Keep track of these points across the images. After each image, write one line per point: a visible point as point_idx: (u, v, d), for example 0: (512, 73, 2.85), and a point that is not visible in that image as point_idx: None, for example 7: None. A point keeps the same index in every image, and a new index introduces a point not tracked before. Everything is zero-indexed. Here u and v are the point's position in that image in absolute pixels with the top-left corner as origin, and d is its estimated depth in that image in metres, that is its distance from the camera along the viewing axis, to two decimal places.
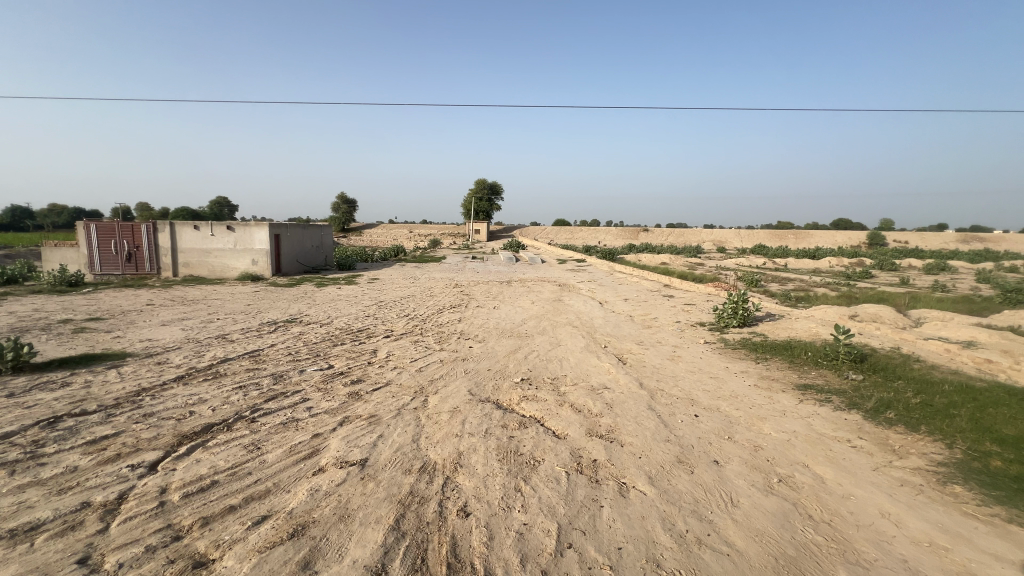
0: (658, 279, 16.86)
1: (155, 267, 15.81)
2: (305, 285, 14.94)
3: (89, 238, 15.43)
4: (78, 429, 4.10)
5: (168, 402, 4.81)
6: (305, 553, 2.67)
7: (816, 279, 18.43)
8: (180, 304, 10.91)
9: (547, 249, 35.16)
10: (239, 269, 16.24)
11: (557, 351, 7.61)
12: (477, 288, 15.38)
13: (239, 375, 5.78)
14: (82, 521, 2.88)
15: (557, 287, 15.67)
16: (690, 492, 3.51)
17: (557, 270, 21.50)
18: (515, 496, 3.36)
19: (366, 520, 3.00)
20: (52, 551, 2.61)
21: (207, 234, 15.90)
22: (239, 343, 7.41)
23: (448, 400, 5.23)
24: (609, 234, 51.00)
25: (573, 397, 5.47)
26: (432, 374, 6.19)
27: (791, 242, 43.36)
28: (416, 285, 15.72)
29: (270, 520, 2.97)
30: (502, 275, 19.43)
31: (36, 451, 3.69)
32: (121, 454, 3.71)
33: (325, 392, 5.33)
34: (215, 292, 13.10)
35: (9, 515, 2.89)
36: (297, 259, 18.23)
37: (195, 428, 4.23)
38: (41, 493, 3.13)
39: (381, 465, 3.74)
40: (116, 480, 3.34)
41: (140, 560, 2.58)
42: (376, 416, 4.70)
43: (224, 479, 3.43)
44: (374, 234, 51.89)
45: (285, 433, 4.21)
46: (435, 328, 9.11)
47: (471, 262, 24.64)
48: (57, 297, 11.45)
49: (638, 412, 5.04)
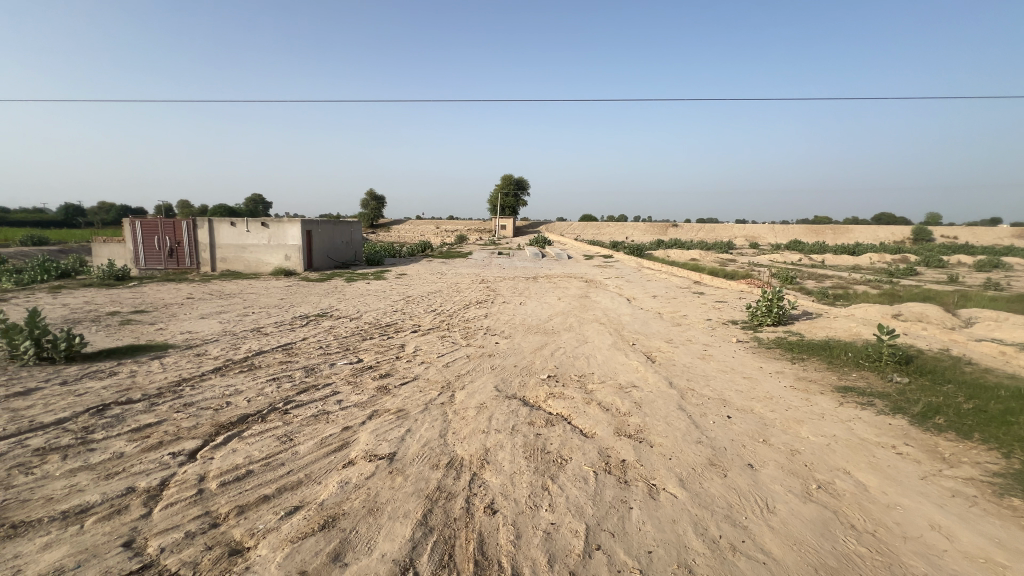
0: (688, 276, 16.47)
1: (194, 262, 16.45)
2: (335, 280, 15.25)
3: (134, 234, 16.15)
4: (124, 417, 4.29)
5: (206, 392, 4.98)
6: (336, 545, 2.72)
7: (858, 276, 17.57)
8: (217, 298, 11.31)
9: (572, 245, 34.76)
10: (272, 265, 16.73)
11: (584, 348, 7.52)
12: (503, 284, 15.39)
13: (273, 367, 5.94)
14: (127, 506, 3.00)
15: (584, 284, 15.51)
16: (723, 496, 3.41)
17: (585, 267, 20.93)
18: (542, 495, 3.33)
19: (395, 513, 3.03)
20: (100, 533, 2.73)
21: (242, 231, 16.45)
22: (273, 336, 7.62)
23: (475, 395, 5.24)
24: (637, 230, 50.20)
25: (601, 395, 5.39)
26: (458, 369, 6.21)
27: (830, 238, 41.63)
28: (443, 280, 15.85)
29: (302, 511, 3.03)
30: (528, 271, 19.26)
31: (85, 437, 3.87)
32: (163, 442, 3.86)
33: (354, 385, 5.43)
34: (250, 286, 13.52)
35: (62, 498, 3.05)
36: (328, 254, 18.66)
37: (231, 419, 4.36)
38: (91, 478, 3.29)
39: (408, 459, 3.77)
40: (158, 467, 3.48)
41: (180, 545, 2.67)
42: (404, 410, 4.75)
43: (259, 469, 3.53)
44: (402, 230, 52.57)
45: (316, 426, 4.30)
46: (461, 323, 9.16)
47: (496, 259, 24.55)
48: (105, 291, 12.03)
49: (667, 412, 4.93)
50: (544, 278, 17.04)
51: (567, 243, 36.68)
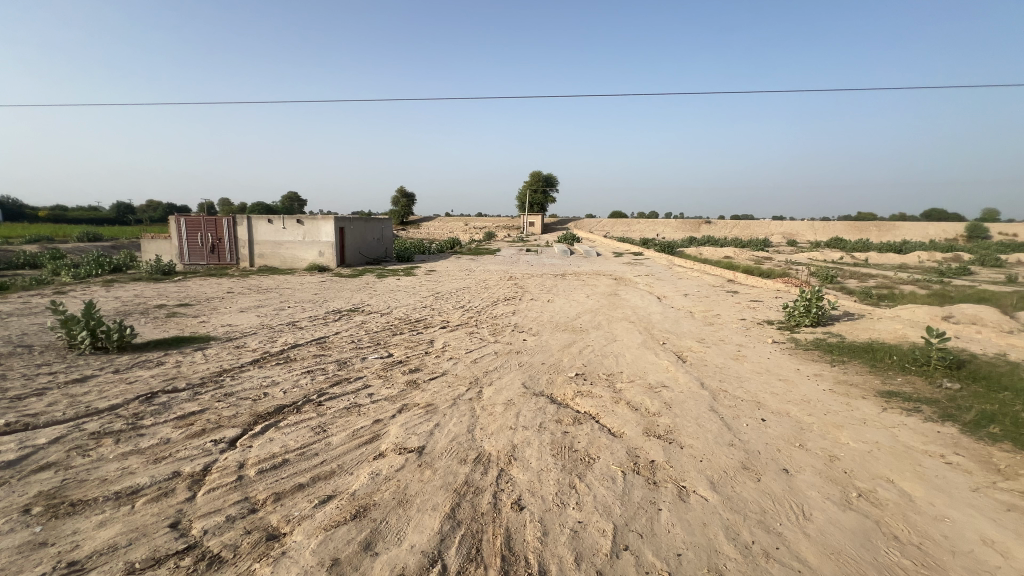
0: (721, 274, 16.03)
1: (234, 258, 17.16)
2: (367, 276, 15.57)
3: (179, 231, 16.93)
4: (171, 405, 4.52)
5: (246, 383, 5.19)
6: (367, 534, 2.79)
7: (905, 276, 16.67)
8: (255, 292, 11.74)
9: (601, 243, 34.32)
10: (307, 261, 17.25)
11: (613, 346, 7.44)
12: (531, 281, 15.38)
13: (307, 360, 6.14)
14: (173, 489, 3.17)
15: (613, 281, 15.32)
16: (757, 501, 3.32)
17: (614, 264, 20.69)
18: (570, 493, 3.32)
19: (424, 506, 3.09)
20: (150, 514, 2.89)
21: (279, 228, 17.05)
22: (307, 330, 7.87)
23: (503, 392, 5.27)
24: (668, 227, 49.23)
25: (630, 395, 5.33)
26: (486, 366, 6.26)
27: (874, 235, 39.71)
28: (472, 277, 15.96)
29: (335, 500, 3.12)
30: (556, 268, 19.20)
31: (136, 423, 4.10)
32: (206, 429, 4.04)
33: (385, 379, 5.55)
34: (286, 281, 13.97)
35: (115, 479, 3.24)
36: (360, 251, 19.10)
37: (269, 409, 4.54)
38: (141, 461, 3.48)
39: (437, 453, 3.83)
40: (201, 453, 3.65)
41: (221, 529, 2.80)
42: (433, 404, 4.82)
43: (294, 458, 3.65)
44: (432, 227, 53.24)
45: (348, 418, 4.42)
46: (489, 319, 9.21)
47: (524, 256, 24.54)
48: (153, 285, 12.68)
49: (698, 413, 4.83)
50: (573, 275, 16.93)
51: (595, 241, 36.34)
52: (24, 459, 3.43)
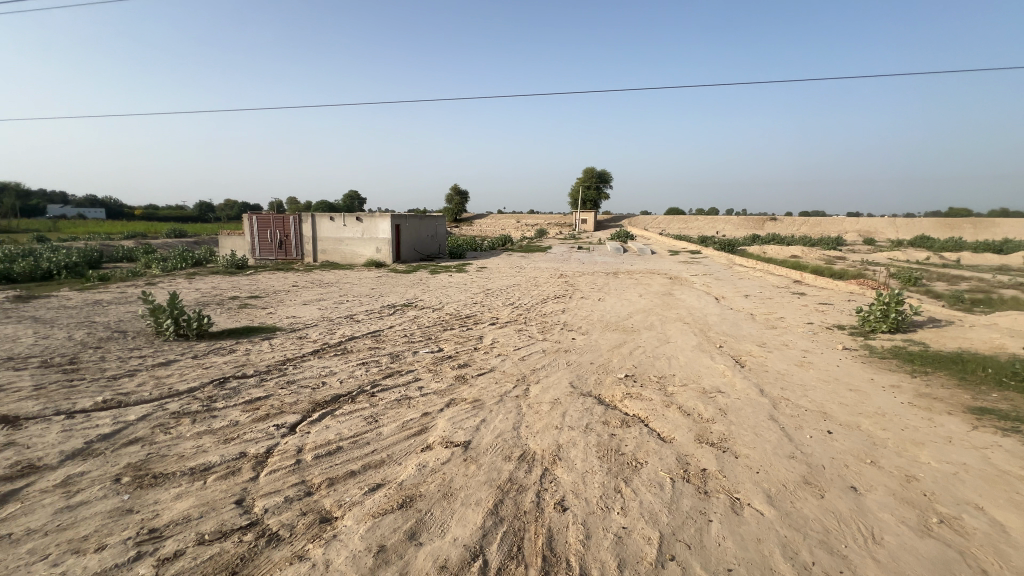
0: (787, 275, 15.05)
1: (300, 254, 18.27)
2: (420, 272, 16.03)
3: (252, 227, 18.18)
4: (240, 389, 4.88)
5: (306, 372, 5.51)
6: (412, 524, 2.87)
7: (1005, 279, 14.86)
8: (318, 286, 12.42)
9: (656, 241, 33.27)
10: (365, 256, 18.01)
11: (666, 348, 7.20)
12: (582, 278, 15.22)
13: (363, 352, 6.41)
14: (239, 468, 3.41)
15: (668, 280, 14.83)
16: (819, 520, 3.09)
17: (670, 263, 20.02)
18: (614, 498, 3.25)
19: (467, 500, 3.13)
20: (219, 490, 3.14)
21: (340, 225, 17.93)
22: (363, 323, 8.22)
23: (549, 391, 5.24)
24: (729, 225, 46.93)
25: (682, 399, 5.13)
26: (534, 363, 6.26)
27: (967, 233, 35.80)
28: (522, 274, 16.02)
29: (384, 488, 3.24)
30: (609, 267, 18.84)
31: (210, 405, 4.46)
32: (270, 414, 4.33)
33: (435, 373, 5.70)
34: (346, 276, 14.64)
35: (192, 455, 3.55)
36: (415, 248, 19.69)
37: (326, 397, 4.78)
38: (213, 441, 3.78)
39: (482, 449, 3.87)
40: (265, 436, 3.91)
41: (280, 508, 2.98)
42: (480, 400, 4.88)
43: (347, 445, 3.83)
44: (485, 225, 53.94)
45: (399, 409, 4.57)
46: (538, 317, 9.20)
47: (576, 254, 24.26)
48: (228, 278, 13.74)
49: (756, 422, 4.57)
50: (625, 274, 16.53)
51: (650, 239, 35.30)
52: (117, 432, 3.82)
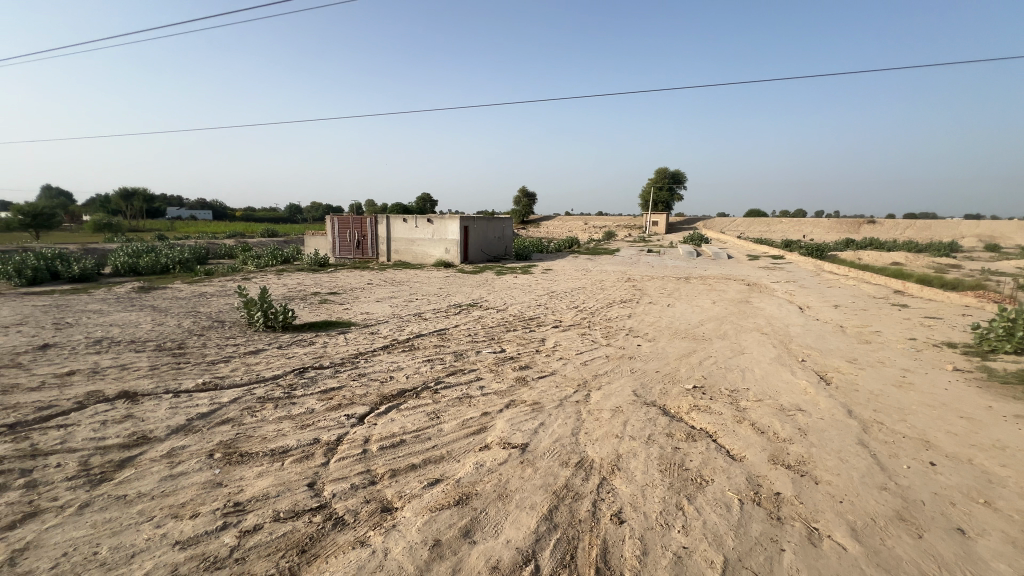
0: (887, 284, 13.54)
1: (375, 253, 19.35)
2: (487, 273, 16.33)
3: (333, 228, 19.56)
4: (317, 379, 5.25)
5: (376, 366, 5.81)
6: (467, 522, 2.92)
7: None
8: (390, 284, 13.08)
9: (733, 245, 31.31)
10: (434, 257, 18.67)
11: (740, 359, 6.76)
12: (651, 283, 14.69)
13: (428, 350, 6.64)
14: (313, 453, 3.67)
15: (745, 287, 13.92)
16: (914, 562, 2.74)
17: (748, 269, 18.79)
18: (675, 515, 3.09)
19: (522, 503, 3.14)
20: (294, 472, 3.40)
21: (412, 226, 18.76)
22: (430, 321, 8.52)
23: (611, 397, 5.12)
24: (819, 228, 43.14)
25: (755, 415, 4.79)
26: (596, 369, 6.14)
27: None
28: (588, 277, 15.79)
29: (442, 484, 3.34)
30: (681, 271, 18.03)
31: (291, 392, 4.85)
32: (342, 404, 4.62)
33: (496, 373, 5.77)
34: (416, 276, 15.27)
35: (273, 438, 3.87)
36: (482, 249, 20.09)
37: (393, 391, 5.01)
38: (291, 426, 4.10)
39: (539, 452, 3.86)
40: (336, 425, 4.17)
41: (346, 494, 3.17)
42: (539, 403, 4.87)
43: (409, 439, 3.98)
44: (552, 226, 53.85)
45: (460, 407, 4.68)
46: (603, 322, 9.01)
47: (646, 256, 23.51)
48: (312, 275, 14.84)
49: (842, 446, 4.15)
50: (698, 279, 15.73)
51: (727, 243, 33.35)
52: (213, 412, 4.27)
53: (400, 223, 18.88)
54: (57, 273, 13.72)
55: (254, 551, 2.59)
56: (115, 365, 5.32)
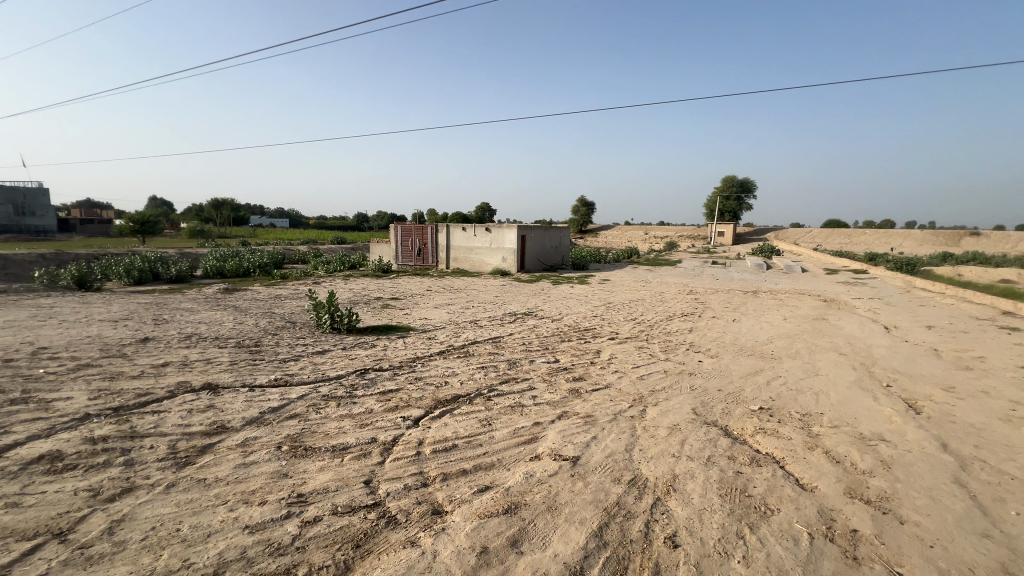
0: (993, 304, 12.01)
1: (435, 261, 19.97)
2: (542, 282, 16.32)
3: (397, 236, 20.45)
4: (376, 381, 5.48)
5: (432, 370, 5.97)
6: (515, 531, 2.91)
7: None
8: (448, 291, 13.43)
9: (809, 257, 29.16)
10: (491, 265, 18.95)
11: (813, 381, 6.26)
12: (715, 296, 14.00)
13: (483, 357, 6.72)
14: (370, 452, 3.82)
15: (822, 304, 12.90)
16: None
17: (826, 284, 17.38)
18: (736, 544, 2.91)
19: (571, 517, 3.08)
20: (353, 469, 3.55)
21: (471, 235, 19.20)
22: (485, 328, 8.63)
23: (668, 415, 4.92)
24: (910, 240, 39.21)
25: (830, 443, 4.41)
26: (653, 384, 5.92)
27: None
28: (647, 288, 15.34)
29: (491, 491, 3.35)
30: (748, 285, 17.04)
31: (352, 392, 5.09)
32: (399, 406, 4.78)
33: (549, 384, 5.73)
34: (473, 283, 15.58)
35: (334, 435, 4.08)
36: (539, 258, 20.12)
37: (447, 396, 5.12)
38: (351, 424, 4.30)
39: (591, 466, 3.78)
40: (392, 426, 4.32)
41: (399, 494, 3.27)
42: (592, 416, 4.78)
43: (462, 444, 4.04)
44: (611, 236, 52.96)
45: (512, 416, 4.69)
46: (661, 335, 8.70)
47: (710, 269, 22.47)
48: (375, 281, 15.55)
49: (933, 483, 3.71)
50: (768, 294, 14.79)
51: (801, 255, 31.19)
52: (282, 407, 4.57)
53: (459, 232, 19.38)
54: (158, 274, 15.35)
55: (314, 541, 2.73)
56: (201, 358, 5.85)
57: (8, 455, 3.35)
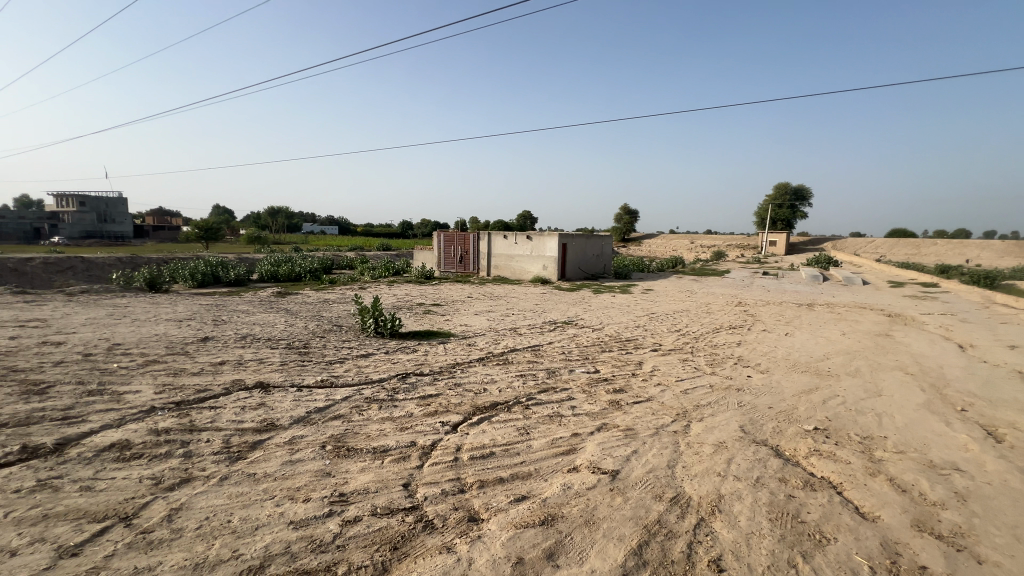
0: None
1: (476, 268, 20.21)
2: (583, 290, 16.16)
3: (440, 244, 20.87)
4: (417, 385, 5.57)
5: (471, 377, 6.01)
6: (551, 544, 2.86)
7: None
8: (489, 298, 13.54)
9: (872, 269, 27.32)
10: (532, 273, 18.95)
11: (876, 402, 5.83)
12: (766, 308, 13.37)
13: (522, 365, 6.71)
14: (409, 455, 3.88)
15: (886, 319, 12.03)
16: None
17: (891, 297, 16.21)
18: (787, 572, 2.73)
19: (609, 533, 2.99)
20: (392, 471, 3.62)
21: (512, 243, 19.31)
22: (525, 336, 8.62)
23: (714, 431, 4.71)
24: (988, 251, 35.99)
25: (894, 469, 4.07)
26: (698, 398, 5.70)
27: None
28: (692, 299, 14.87)
29: (528, 501, 3.32)
30: (803, 297, 16.16)
31: (393, 395, 5.20)
32: (438, 411, 4.84)
33: (588, 394, 5.63)
34: (514, 291, 15.64)
35: (375, 437, 4.17)
36: (580, 266, 19.95)
37: (486, 403, 5.14)
38: (392, 427, 4.39)
39: (631, 481, 3.67)
40: (431, 430, 4.37)
41: (436, 499, 3.29)
42: (633, 430, 4.65)
43: (499, 452, 4.04)
44: (655, 245, 51.81)
45: (550, 425, 4.64)
46: (707, 348, 8.39)
47: (761, 280, 21.50)
48: (418, 287, 15.91)
49: (1017, 520, 3.35)
50: (824, 307, 13.96)
51: (863, 266, 29.30)
52: (327, 407, 4.73)
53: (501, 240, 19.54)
54: (219, 278, 16.37)
55: (354, 540, 2.79)
56: (255, 358, 6.17)
57: (84, 442, 3.64)
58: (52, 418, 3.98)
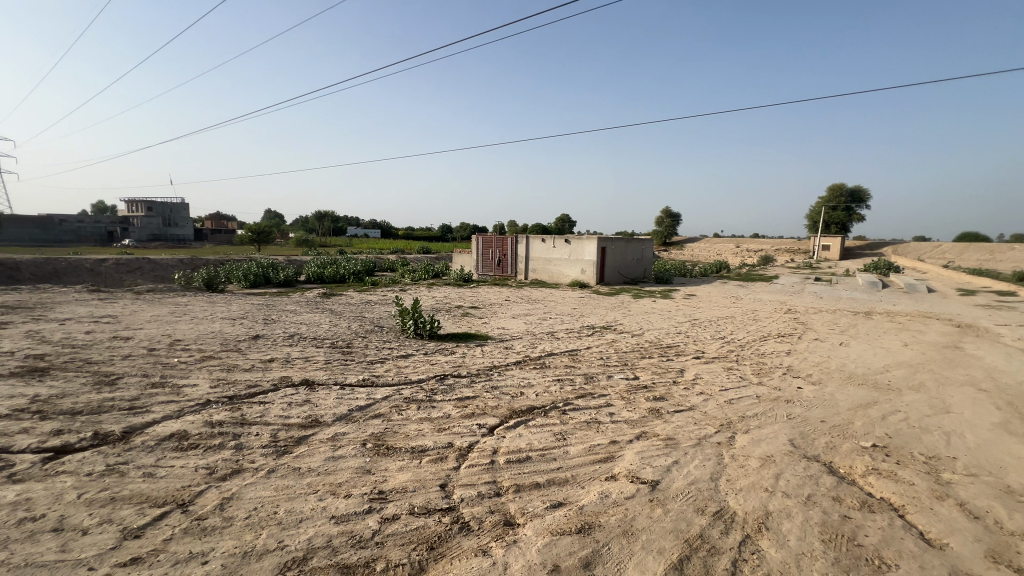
0: None
1: (514, 271, 20.29)
2: (623, 295, 15.89)
3: (478, 247, 21.09)
4: (454, 387, 5.62)
5: (508, 380, 6.01)
6: (588, 553, 2.81)
7: None
8: (526, 302, 13.55)
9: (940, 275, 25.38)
10: (570, 276, 18.82)
11: (944, 419, 5.38)
12: (818, 316, 12.68)
13: (558, 369, 6.65)
14: (446, 456, 3.92)
15: (955, 330, 11.12)
16: None
17: (961, 306, 15.00)
18: None
19: (648, 545, 2.91)
20: (430, 471, 3.66)
21: (550, 246, 19.25)
22: (563, 340, 8.55)
23: (762, 444, 4.50)
24: None
25: (965, 494, 3.75)
26: (744, 409, 5.46)
27: None
28: (738, 305, 14.32)
29: (565, 508, 3.27)
30: (860, 304, 15.22)
31: (431, 396, 5.27)
32: (475, 414, 4.86)
33: (627, 401, 5.50)
34: (551, 294, 15.58)
35: (413, 437, 4.24)
36: (620, 271, 19.62)
37: (522, 407, 5.12)
38: (430, 428, 4.45)
39: (672, 493, 3.55)
40: (468, 432, 4.40)
41: (473, 501, 3.30)
42: (674, 439, 4.50)
43: (535, 457, 4.01)
44: (697, 249, 50.33)
45: (587, 432, 4.57)
46: (754, 356, 8.03)
47: (812, 286, 20.44)
48: (457, 289, 16.12)
49: None
50: (884, 315, 13.09)
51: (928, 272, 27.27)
52: (368, 406, 4.85)
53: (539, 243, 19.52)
54: (269, 279, 17.20)
55: (392, 538, 2.84)
56: (301, 356, 6.43)
57: (147, 431, 3.89)
58: (121, 407, 4.28)
